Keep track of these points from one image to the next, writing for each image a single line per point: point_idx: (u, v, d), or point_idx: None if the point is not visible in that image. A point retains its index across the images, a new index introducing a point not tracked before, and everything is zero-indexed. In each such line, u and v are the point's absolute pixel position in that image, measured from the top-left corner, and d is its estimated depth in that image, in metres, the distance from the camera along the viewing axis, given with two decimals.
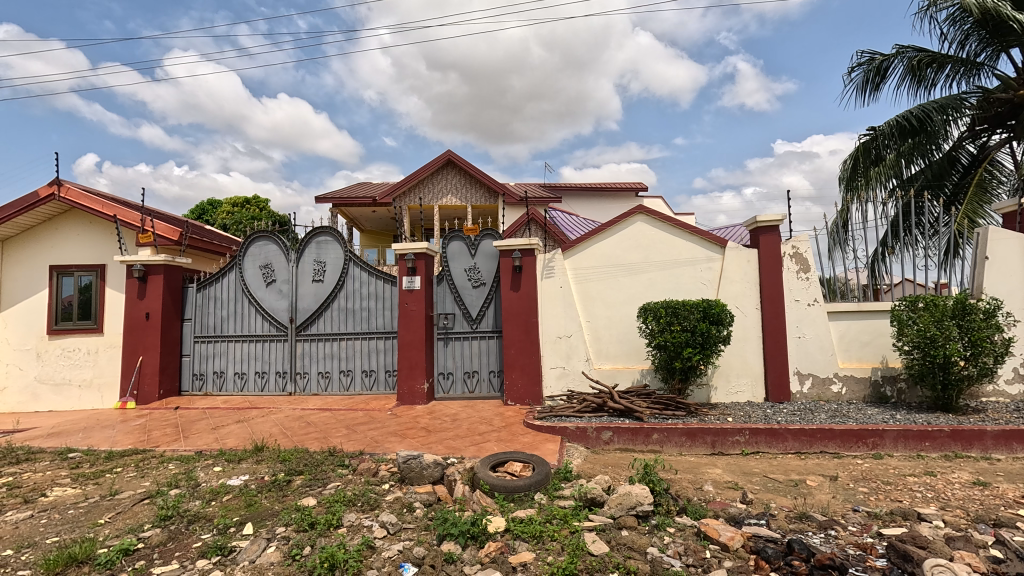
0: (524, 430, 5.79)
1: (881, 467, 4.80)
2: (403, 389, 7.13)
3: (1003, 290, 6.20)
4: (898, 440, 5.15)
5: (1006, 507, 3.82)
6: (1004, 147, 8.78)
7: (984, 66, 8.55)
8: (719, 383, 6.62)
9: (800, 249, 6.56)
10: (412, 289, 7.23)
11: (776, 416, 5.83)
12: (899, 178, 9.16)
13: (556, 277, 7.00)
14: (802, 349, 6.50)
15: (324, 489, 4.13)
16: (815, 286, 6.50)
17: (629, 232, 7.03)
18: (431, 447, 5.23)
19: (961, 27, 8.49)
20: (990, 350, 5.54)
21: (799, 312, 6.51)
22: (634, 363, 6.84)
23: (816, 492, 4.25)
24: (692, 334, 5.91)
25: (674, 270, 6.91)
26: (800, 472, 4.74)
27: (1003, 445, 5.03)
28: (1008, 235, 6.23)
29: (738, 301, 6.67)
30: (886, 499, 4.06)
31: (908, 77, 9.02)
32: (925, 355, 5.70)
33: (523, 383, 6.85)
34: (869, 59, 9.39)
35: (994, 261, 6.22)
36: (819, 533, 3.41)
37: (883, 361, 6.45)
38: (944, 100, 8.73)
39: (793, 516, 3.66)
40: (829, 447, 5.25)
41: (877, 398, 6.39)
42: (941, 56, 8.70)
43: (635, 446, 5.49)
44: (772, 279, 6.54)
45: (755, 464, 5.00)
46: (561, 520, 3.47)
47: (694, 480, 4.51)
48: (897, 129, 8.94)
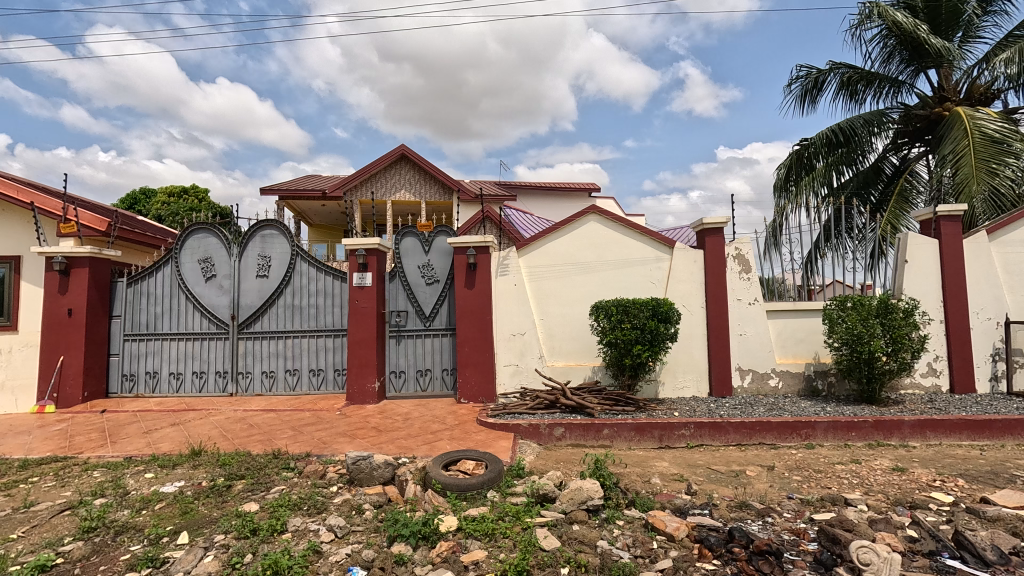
0: (477, 428, 5.77)
1: (812, 457, 5.11)
2: (353, 387, 6.94)
3: (921, 291, 6.71)
4: (828, 430, 5.51)
5: (921, 490, 4.18)
6: (921, 160, 9.57)
7: (906, 84, 9.24)
8: (666, 378, 6.83)
9: (741, 251, 6.87)
10: (363, 286, 7.04)
11: (719, 410, 6.10)
12: (829, 186, 9.89)
13: (510, 275, 7.02)
14: (743, 345, 6.82)
15: (267, 493, 3.96)
16: (755, 286, 6.84)
17: (582, 232, 7.14)
18: (382, 447, 5.11)
19: (885, 47, 9.16)
20: (908, 347, 6.03)
21: (741, 310, 6.83)
22: (586, 360, 6.97)
23: (755, 482, 4.47)
24: (641, 331, 6.07)
25: (626, 270, 7.07)
26: (740, 463, 4.97)
27: (918, 434, 5.47)
28: (923, 241, 6.77)
29: (685, 299, 6.90)
30: (817, 486, 4.33)
31: (842, 91, 9.67)
32: (853, 351, 6.12)
33: (476, 381, 6.81)
34: (806, 73, 9.97)
35: (912, 263, 6.74)
36: (757, 520, 3.60)
37: (815, 357, 6.89)
38: (869, 114, 9.38)
39: (734, 505, 3.85)
40: (766, 439, 5.54)
41: (810, 391, 6.79)
42: (869, 73, 9.35)
43: (586, 441, 5.59)
44: (716, 279, 6.82)
45: (698, 457, 5.20)
46: (513, 517, 3.47)
47: (642, 474, 4.64)
48: (826, 142, 9.62)
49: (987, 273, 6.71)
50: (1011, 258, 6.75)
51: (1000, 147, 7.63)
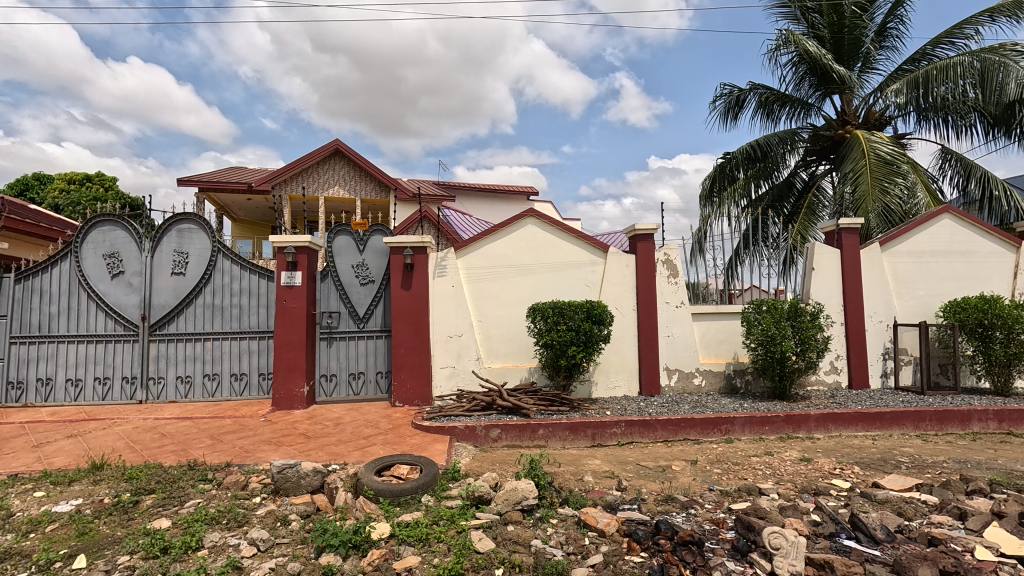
0: (412, 431, 5.66)
1: (731, 450, 5.46)
2: (280, 392, 6.60)
3: (825, 296, 7.36)
4: (745, 425, 5.91)
5: (823, 478, 4.59)
6: (827, 177, 10.51)
7: (815, 106, 10.11)
8: (599, 379, 7.03)
9: (670, 256, 7.22)
10: (291, 286, 6.71)
11: (647, 408, 6.37)
12: (748, 198, 10.65)
13: (448, 276, 6.96)
14: (670, 346, 7.17)
15: (181, 508, 3.67)
16: (682, 289, 7.21)
17: (520, 234, 7.21)
18: (310, 454, 4.90)
19: (797, 71, 9.97)
20: (814, 347, 6.59)
21: (669, 313, 7.18)
22: (523, 361, 7.04)
23: (680, 476, 4.72)
24: (576, 333, 6.22)
25: (562, 273, 7.22)
26: (667, 458, 5.22)
27: (822, 426, 6.00)
28: (828, 250, 7.43)
29: (617, 302, 7.15)
30: (734, 478, 4.64)
31: (760, 110, 10.43)
32: (767, 351, 6.61)
33: (411, 384, 6.69)
34: (729, 91, 10.66)
35: (818, 271, 7.38)
36: (682, 512, 3.80)
37: (735, 357, 7.37)
38: (784, 132, 10.16)
39: (660, 499, 4.04)
40: (691, 435, 5.86)
41: (729, 389, 7.25)
42: (784, 94, 10.14)
43: (521, 442, 5.65)
44: (646, 283, 7.13)
45: (628, 454, 5.41)
46: (448, 520, 3.44)
47: (576, 472, 4.76)
48: (746, 156, 10.34)
49: (880, 280, 7.46)
50: (899, 267, 7.55)
51: (891, 168, 8.54)
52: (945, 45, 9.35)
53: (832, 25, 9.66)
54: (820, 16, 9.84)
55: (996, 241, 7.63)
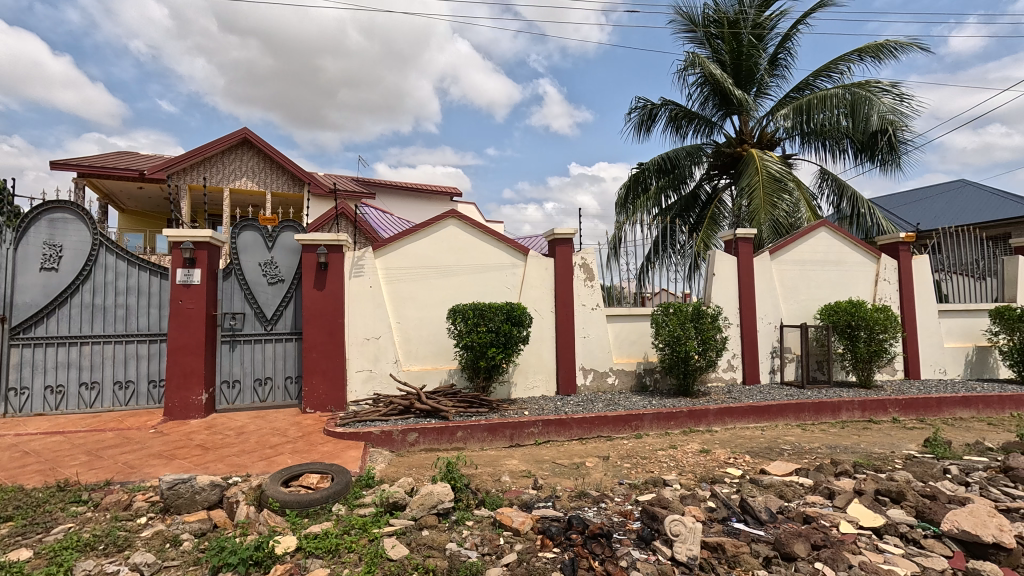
0: (324, 438, 5.41)
1: (640, 445, 5.77)
2: (173, 401, 6.03)
3: (724, 300, 8.01)
4: (652, 421, 6.28)
5: (719, 467, 5.00)
6: (727, 190, 11.44)
7: (717, 124, 10.98)
8: (518, 380, 7.14)
9: (587, 261, 7.51)
10: (189, 284, 6.16)
11: (564, 407, 6.57)
12: (659, 207, 11.35)
13: (365, 276, 6.74)
14: (586, 346, 7.45)
15: (47, 535, 3.24)
16: (598, 292, 7.52)
17: (441, 235, 7.14)
18: (208, 467, 4.52)
19: (702, 91, 10.77)
20: (713, 346, 7.14)
21: (585, 315, 7.46)
22: (442, 363, 6.98)
23: (592, 471, 4.92)
24: (496, 335, 6.28)
25: (482, 275, 7.25)
26: (581, 456, 5.41)
27: (720, 419, 6.52)
28: (727, 258, 8.09)
29: (537, 304, 7.30)
30: (642, 471, 4.91)
31: (670, 124, 11.15)
32: (673, 351, 7.08)
33: (324, 389, 6.38)
34: (642, 104, 11.28)
35: (718, 277, 8.01)
36: (593, 507, 3.96)
37: (645, 356, 7.80)
38: (690, 147, 10.91)
39: (573, 496, 4.18)
40: (604, 432, 6.12)
41: (640, 387, 7.66)
42: (691, 111, 10.91)
43: (439, 445, 5.60)
44: (564, 286, 7.35)
45: (545, 453, 5.54)
46: (360, 529, 3.33)
47: (493, 473, 4.80)
48: (657, 168, 11.00)
49: (769, 286, 8.26)
50: (785, 274, 8.40)
51: (780, 185, 9.49)
52: (824, 77, 10.56)
53: (732, 51, 10.56)
54: (722, 42, 10.71)
55: (862, 254, 8.72)
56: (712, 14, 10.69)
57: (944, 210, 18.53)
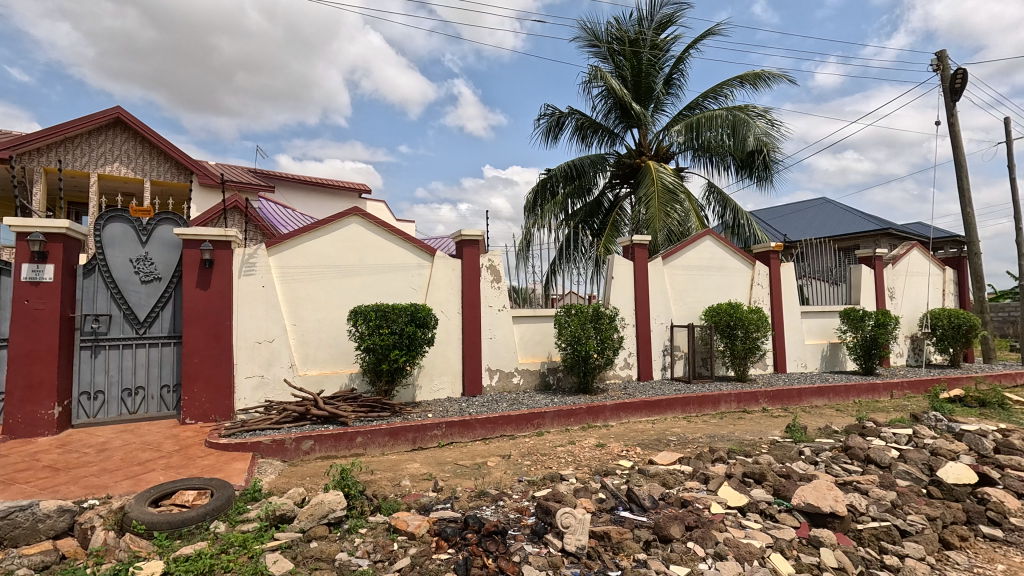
0: (205, 451, 4.98)
1: (541, 442, 5.96)
2: (15, 417, 5.22)
3: (622, 302, 8.50)
4: (553, 419, 6.51)
5: (613, 459, 5.31)
6: (627, 199, 12.15)
7: (619, 136, 11.64)
8: (423, 382, 7.06)
9: (494, 262, 7.62)
10: (38, 282, 5.38)
11: (468, 408, 6.60)
12: (565, 212, 11.80)
13: (257, 275, 6.31)
14: (492, 347, 7.55)
15: None
16: (504, 294, 7.67)
17: (343, 233, 6.87)
18: (58, 491, 3.97)
19: (606, 104, 11.37)
20: (611, 345, 7.55)
21: (492, 316, 7.56)
22: (343, 367, 6.71)
23: (493, 470, 5.00)
24: (399, 336, 6.18)
25: (387, 275, 7.07)
26: (483, 455, 5.47)
27: (616, 415, 6.92)
28: (624, 262, 8.59)
29: (443, 305, 7.27)
30: (541, 467, 5.08)
31: (576, 133, 11.66)
32: (574, 350, 7.40)
33: (207, 397, 5.87)
34: (551, 112, 11.66)
35: (617, 279, 8.49)
36: (491, 505, 4.03)
37: (549, 356, 8.06)
38: (595, 156, 11.45)
39: (473, 495, 4.22)
40: (507, 431, 6.24)
41: (543, 386, 7.91)
42: (595, 122, 11.48)
43: (337, 452, 5.38)
44: (471, 287, 7.39)
45: (448, 454, 5.53)
46: (240, 546, 3.12)
47: (393, 478, 4.70)
48: (564, 174, 11.43)
49: (661, 289, 8.91)
50: (676, 278, 9.10)
51: (672, 196, 10.28)
52: (711, 99, 11.59)
53: (633, 69, 11.27)
54: (624, 59, 11.39)
55: (739, 261, 9.70)
56: (615, 32, 11.33)
57: (809, 223, 21.11)
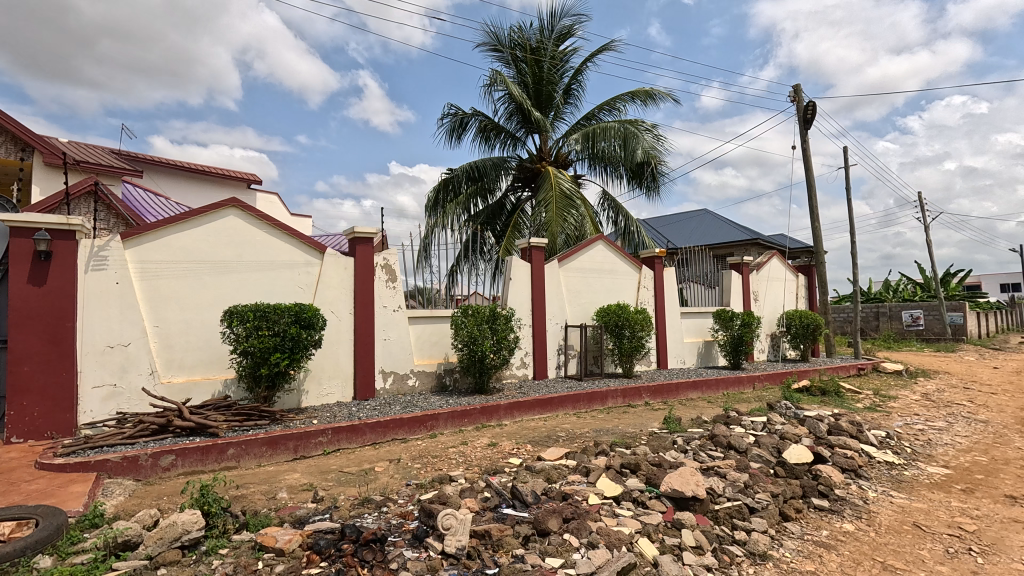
0: (33, 475, 4.28)
1: (433, 444, 5.89)
2: None
3: (519, 302, 8.67)
4: (447, 420, 6.46)
5: (503, 458, 5.39)
6: (528, 202, 12.43)
7: (521, 140, 11.88)
8: (309, 387, 6.65)
9: (389, 261, 7.44)
10: None
11: (358, 412, 6.34)
12: (467, 212, 11.83)
13: (110, 270, 5.56)
14: (386, 349, 7.33)
15: None
16: (400, 294, 7.51)
17: (218, 226, 6.29)
18: None
19: (508, 108, 11.56)
20: (507, 345, 7.67)
21: (386, 316, 7.36)
22: (215, 373, 6.13)
23: (380, 476, 4.85)
24: (281, 338, 5.78)
25: (269, 273, 6.58)
26: (371, 461, 5.28)
27: (510, 413, 7.04)
28: (521, 264, 8.77)
29: (333, 305, 6.92)
30: (431, 470, 5.02)
31: (479, 135, 11.73)
32: (470, 351, 7.42)
33: (40, 412, 5.06)
34: (454, 112, 11.61)
35: (514, 281, 8.64)
36: (374, 512, 3.89)
37: (445, 357, 8.00)
38: (496, 159, 11.56)
39: (355, 503, 4.05)
40: (398, 434, 6.08)
41: (440, 387, 7.83)
42: (498, 125, 11.63)
43: (204, 466, 4.90)
44: (364, 287, 7.12)
45: (332, 462, 5.27)
46: None
47: (267, 491, 4.37)
48: (466, 175, 11.44)
49: (557, 290, 9.23)
50: (570, 280, 9.49)
51: (569, 201, 10.70)
52: (607, 112, 12.24)
53: (534, 76, 11.58)
54: (526, 66, 11.66)
55: (628, 265, 10.34)
56: (518, 38, 11.58)
57: (693, 231, 23.12)
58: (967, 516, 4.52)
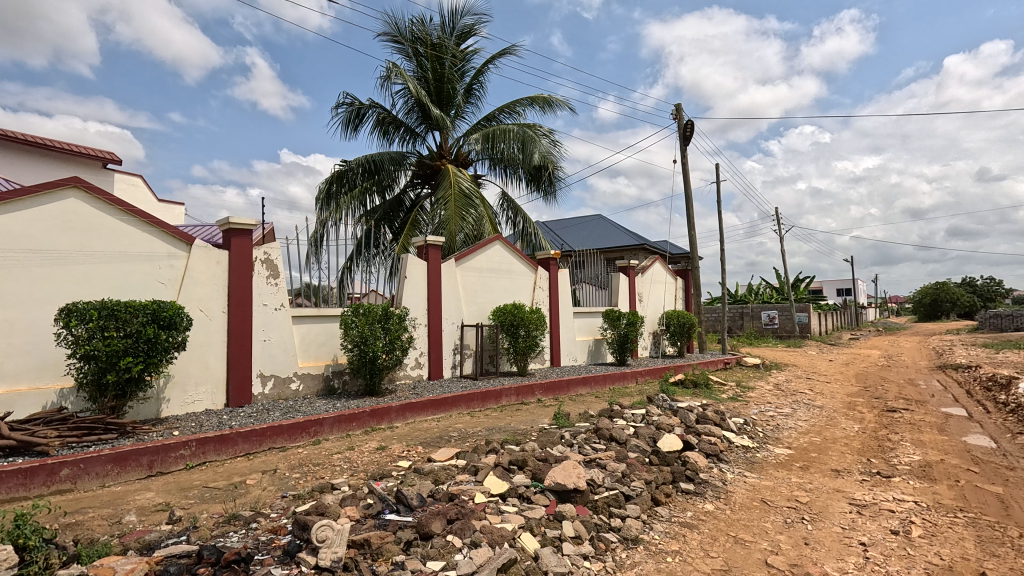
0: None
1: (316, 451, 5.54)
2: None
3: (414, 301, 8.48)
4: (333, 425, 6.13)
5: (391, 461, 5.23)
6: (428, 199, 12.21)
7: (420, 137, 11.65)
8: (171, 394, 5.93)
9: (270, 256, 6.93)
10: None
11: (230, 421, 5.78)
12: (363, 207, 11.38)
13: None
14: (265, 351, 6.78)
15: None
16: (282, 292, 7.02)
17: (53, 210, 5.38)
18: None
19: (408, 102, 11.26)
20: (400, 345, 7.47)
21: (265, 315, 6.83)
22: (48, 381, 5.24)
23: (252, 489, 4.45)
24: (134, 341, 5.09)
25: (121, 266, 5.78)
26: (242, 474, 4.84)
27: (401, 415, 6.85)
28: (417, 262, 8.58)
29: (202, 303, 6.25)
30: (311, 479, 4.72)
31: (377, 128, 11.31)
32: (361, 352, 7.11)
33: None
34: (350, 102, 11.06)
35: (409, 279, 8.43)
36: (240, 529, 3.56)
37: (334, 358, 7.59)
38: (395, 153, 11.10)
39: (219, 521, 3.68)
40: (277, 443, 5.64)
41: (327, 390, 7.42)
42: (397, 120, 11.29)
43: (26, 492, 4.16)
44: (240, 284, 6.54)
45: (196, 477, 4.75)
46: None
47: (111, 515, 3.82)
48: (362, 168, 10.97)
49: (454, 290, 9.18)
50: (467, 280, 9.48)
51: (467, 201, 10.69)
52: (507, 114, 12.43)
53: (435, 72, 11.40)
54: (427, 61, 11.45)
55: (524, 265, 10.57)
56: (419, 32, 11.32)
57: (587, 234, 24.31)
58: (802, 490, 5.22)
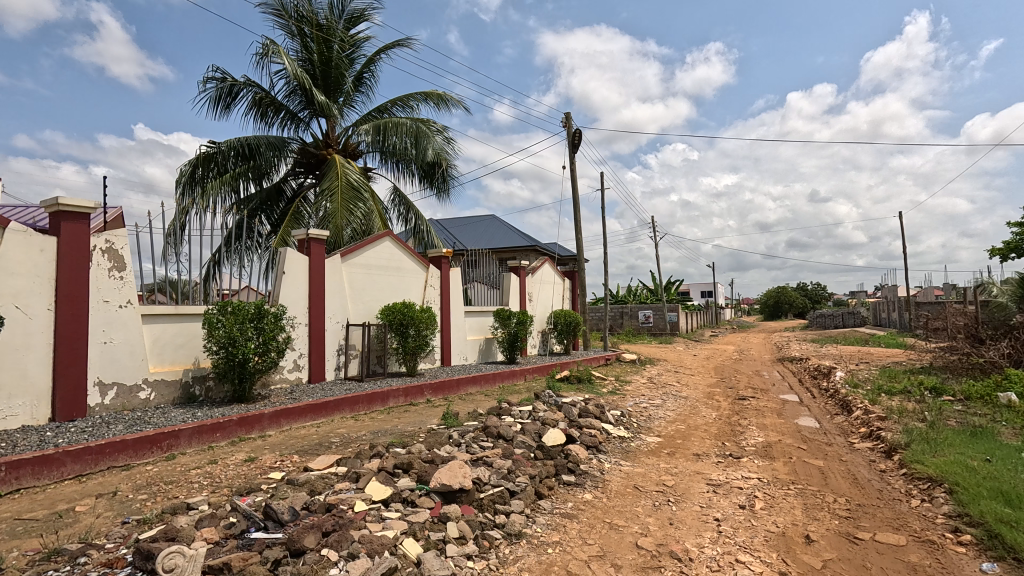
0: None
1: (169, 468, 4.88)
2: None
3: (292, 299, 7.85)
4: (192, 437, 5.46)
5: (261, 474, 4.78)
6: (311, 189, 11.40)
7: (303, 122, 10.85)
8: None
9: (114, 245, 5.99)
10: None
11: (56, 438, 4.88)
12: (236, 195, 10.34)
13: None
14: (106, 355, 5.84)
15: None
16: (130, 287, 6.11)
17: None
18: None
19: (290, 84, 10.43)
20: (275, 347, 6.87)
21: (107, 314, 5.87)
22: None
23: (83, 517, 3.80)
24: None
25: None
26: (70, 500, 4.10)
27: (275, 423, 6.31)
28: (297, 256, 7.96)
29: (18, 299, 5.19)
30: (161, 500, 4.15)
31: (253, 109, 10.34)
32: (228, 354, 6.42)
33: None
34: (221, 77, 9.97)
35: (288, 275, 7.80)
36: (64, 567, 3.01)
37: (195, 362, 6.78)
38: (274, 138, 10.11)
39: (35, 560, 3.07)
40: (118, 461, 4.88)
41: (185, 398, 6.60)
42: (276, 102, 10.40)
43: None
44: (72, 276, 5.55)
45: (5, 509, 3.93)
46: None
47: None
48: (234, 152, 9.93)
49: (338, 287, 8.68)
50: (353, 276, 9.01)
51: (355, 194, 10.16)
52: (399, 107, 12.05)
53: (321, 55, 10.70)
54: (313, 43, 10.72)
55: (414, 263, 10.32)
56: (304, 10, 10.52)
57: (481, 234, 24.52)
58: (668, 474, 5.72)
